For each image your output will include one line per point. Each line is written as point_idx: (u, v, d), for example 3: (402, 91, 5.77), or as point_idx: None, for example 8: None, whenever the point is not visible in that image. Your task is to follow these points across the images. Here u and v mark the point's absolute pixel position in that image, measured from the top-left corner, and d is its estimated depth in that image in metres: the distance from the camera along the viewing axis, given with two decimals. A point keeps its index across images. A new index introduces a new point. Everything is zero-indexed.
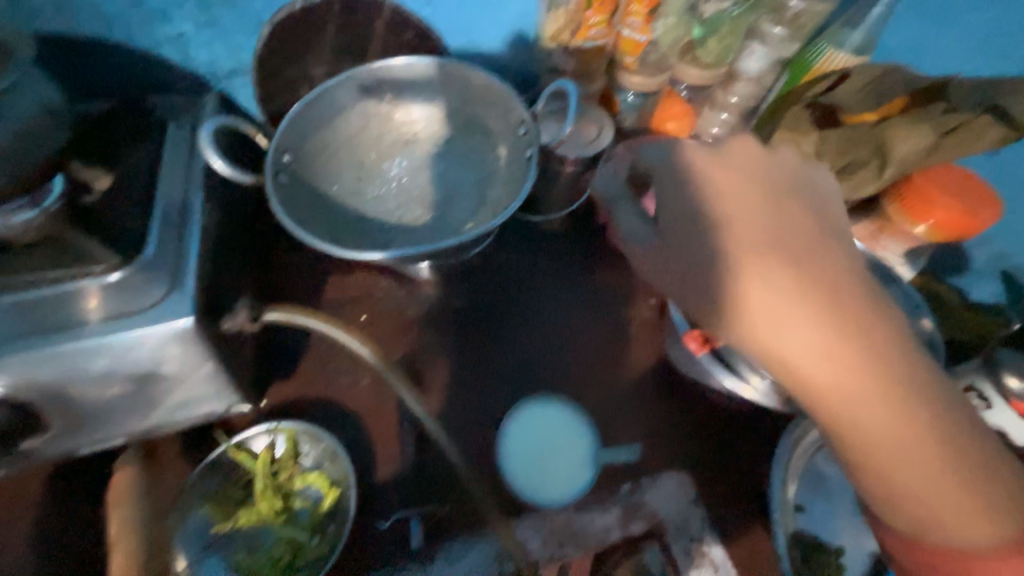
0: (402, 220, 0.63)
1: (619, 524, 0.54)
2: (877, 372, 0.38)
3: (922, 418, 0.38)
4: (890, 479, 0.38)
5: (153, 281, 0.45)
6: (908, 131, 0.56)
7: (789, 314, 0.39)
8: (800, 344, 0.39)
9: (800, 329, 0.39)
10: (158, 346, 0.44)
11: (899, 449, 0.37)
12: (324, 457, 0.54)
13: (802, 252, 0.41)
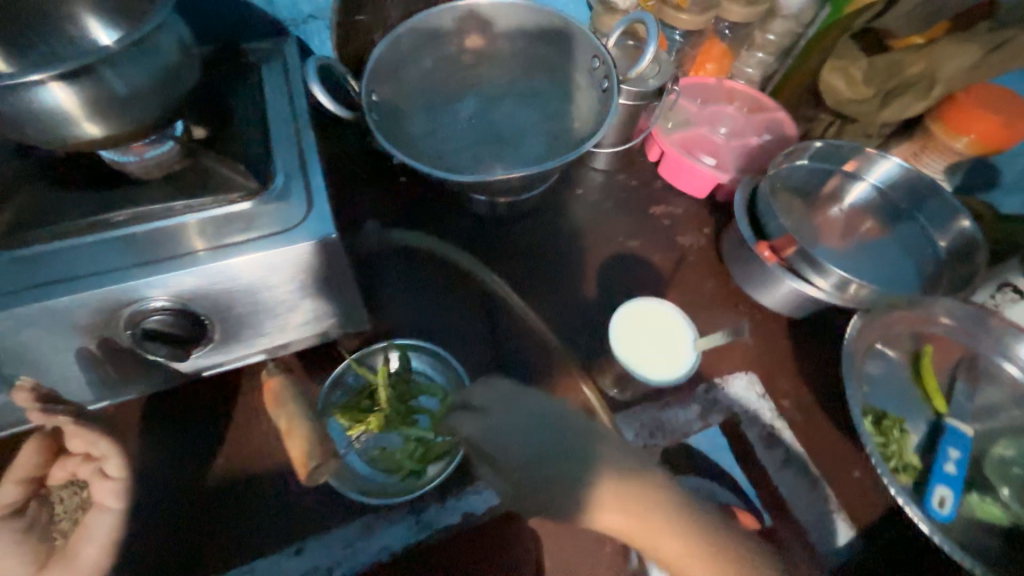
0: (481, 155, 0.68)
1: (699, 417, 0.62)
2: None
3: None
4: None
5: (290, 207, 0.49)
6: (954, 48, 0.61)
7: (627, 526, 0.43)
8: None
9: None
10: (301, 264, 0.48)
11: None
12: (436, 371, 0.60)
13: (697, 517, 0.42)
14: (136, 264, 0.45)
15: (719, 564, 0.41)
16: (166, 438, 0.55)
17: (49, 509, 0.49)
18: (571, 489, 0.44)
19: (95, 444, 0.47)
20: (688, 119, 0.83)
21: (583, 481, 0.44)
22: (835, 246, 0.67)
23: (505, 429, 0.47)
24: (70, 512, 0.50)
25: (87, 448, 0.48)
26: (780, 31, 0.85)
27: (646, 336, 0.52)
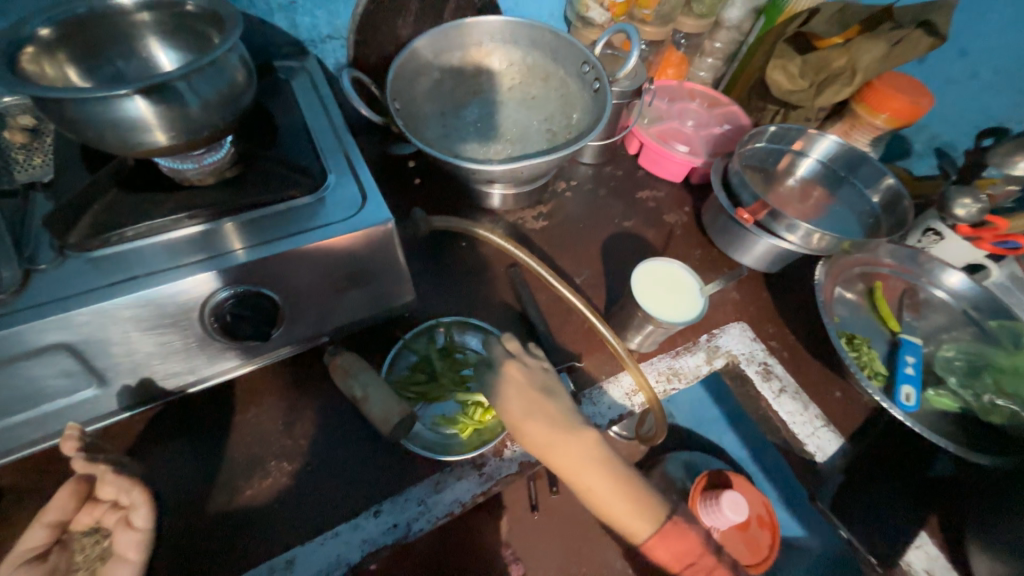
0: (489, 153, 0.76)
1: (705, 361, 0.72)
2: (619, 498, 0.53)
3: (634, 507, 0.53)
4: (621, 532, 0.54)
5: (343, 202, 0.55)
6: (867, 45, 0.76)
7: (561, 456, 0.54)
8: (623, 517, 0.53)
9: (619, 505, 0.53)
10: (356, 250, 0.54)
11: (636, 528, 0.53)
12: (478, 341, 0.68)
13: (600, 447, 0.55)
14: (192, 262, 0.49)
15: (620, 495, 0.53)
16: (186, 457, 0.55)
17: (70, 555, 0.47)
18: (539, 432, 0.54)
19: (127, 494, 0.47)
20: (659, 116, 0.97)
21: (548, 424, 0.55)
22: (795, 210, 0.80)
23: (501, 389, 0.57)
24: (90, 562, 0.47)
25: (118, 496, 0.47)
26: (724, 40, 1.02)
27: (658, 287, 0.61)
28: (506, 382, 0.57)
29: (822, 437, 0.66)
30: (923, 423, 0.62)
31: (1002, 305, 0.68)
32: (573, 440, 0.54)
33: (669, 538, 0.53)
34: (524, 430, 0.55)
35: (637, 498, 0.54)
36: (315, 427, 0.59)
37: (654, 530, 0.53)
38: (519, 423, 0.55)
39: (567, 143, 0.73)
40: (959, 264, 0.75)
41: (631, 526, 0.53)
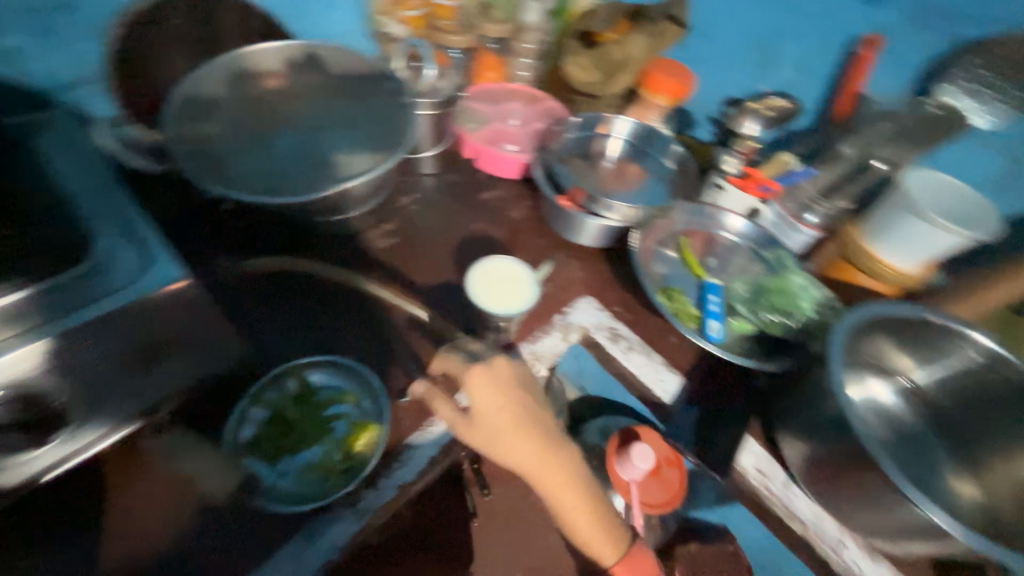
0: (307, 180, 0.75)
1: (561, 338, 0.78)
2: (597, 512, 0.60)
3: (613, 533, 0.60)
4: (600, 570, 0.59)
5: (124, 263, 0.48)
6: (633, 39, 0.89)
7: (546, 477, 0.59)
8: (593, 542, 0.60)
9: (593, 536, 0.59)
10: (154, 314, 0.48)
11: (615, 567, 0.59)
12: (337, 378, 0.65)
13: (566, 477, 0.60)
14: None
15: (597, 530, 0.59)
16: None
17: None
18: (532, 448, 0.59)
19: None
20: (485, 119, 1.01)
21: (536, 453, 0.59)
22: (612, 189, 0.91)
23: (475, 384, 0.60)
24: None
25: None
26: (532, 42, 1.05)
27: (492, 285, 0.64)
28: (503, 369, 0.61)
29: (666, 379, 0.76)
30: (730, 348, 0.74)
31: (769, 238, 0.85)
32: (558, 470, 0.59)
33: (634, 562, 0.60)
34: (516, 443, 0.59)
35: (607, 534, 0.60)
36: (175, 496, 0.56)
37: (620, 554, 0.60)
38: (502, 444, 0.58)
39: (383, 161, 0.73)
40: (744, 215, 0.88)
41: (598, 549, 0.60)
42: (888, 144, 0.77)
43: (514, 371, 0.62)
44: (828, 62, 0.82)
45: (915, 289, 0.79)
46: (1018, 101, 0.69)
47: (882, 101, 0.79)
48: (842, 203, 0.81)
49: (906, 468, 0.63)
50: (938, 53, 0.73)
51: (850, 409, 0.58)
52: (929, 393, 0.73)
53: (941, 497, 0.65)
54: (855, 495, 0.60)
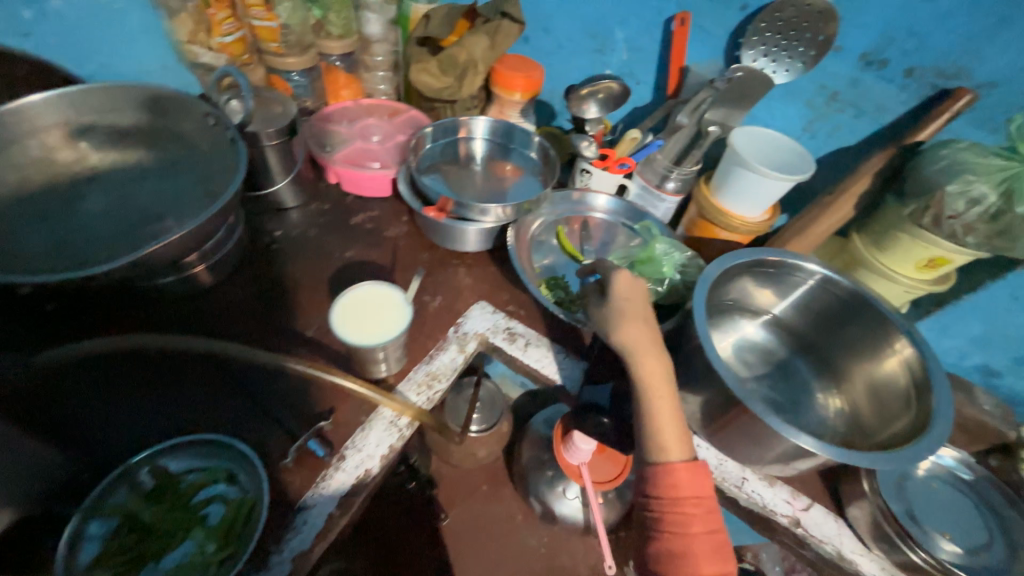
0: (131, 240, 0.67)
1: (459, 350, 0.75)
2: (675, 421, 0.60)
3: (685, 449, 0.59)
4: (676, 505, 0.57)
5: None
6: (473, 39, 0.88)
7: (647, 373, 0.60)
8: (662, 435, 0.59)
9: (666, 427, 0.59)
10: None
11: (685, 482, 0.57)
12: (204, 457, 0.57)
13: (661, 366, 0.61)
14: None
15: (673, 420, 0.60)
16: None
17: None
18: (637, 339, 0.61)
19: None
20: (344, 139, 0.96)
21: (651, 338, 0.63)
22: (484, 190, 0.90)
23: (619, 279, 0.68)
24: None
25: None
26: (382, 53, 1.03)
27: (360, 314, 0.61)
28: (630, 279, 0.68)
29: (566, 366, 0.77)
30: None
31: (632, 209, 0.91)
32: (655, 361, 0.61)
33: (694, 470, 0.58)
34: (627, 334, 0.62)
35: (679, 427, 0.60)
36: None
37: (683, 457, 0.59)
38: (625, 333, 0.62)
39: (211, 202, 0.69)
40: (613, 192, 0.93)
41: (667, 445, 0.59)
42: (717, 107, 0.82)
43: (642, 283, 0.69)
44: (654, 42, 0.87)
45: (761, 233, 0.86)
46: (808, 57, 0.76)
47: (702, 72, 0.85)
48: (693, 167, 0.86)
49: (779, 390, 0.76)
50: (738, 23, 0.79)
51: (716, 357, 0.63)
52: (788, 324, 0.82)
53: (810, 414, 0.73)
54: (739, 434, 0.64)
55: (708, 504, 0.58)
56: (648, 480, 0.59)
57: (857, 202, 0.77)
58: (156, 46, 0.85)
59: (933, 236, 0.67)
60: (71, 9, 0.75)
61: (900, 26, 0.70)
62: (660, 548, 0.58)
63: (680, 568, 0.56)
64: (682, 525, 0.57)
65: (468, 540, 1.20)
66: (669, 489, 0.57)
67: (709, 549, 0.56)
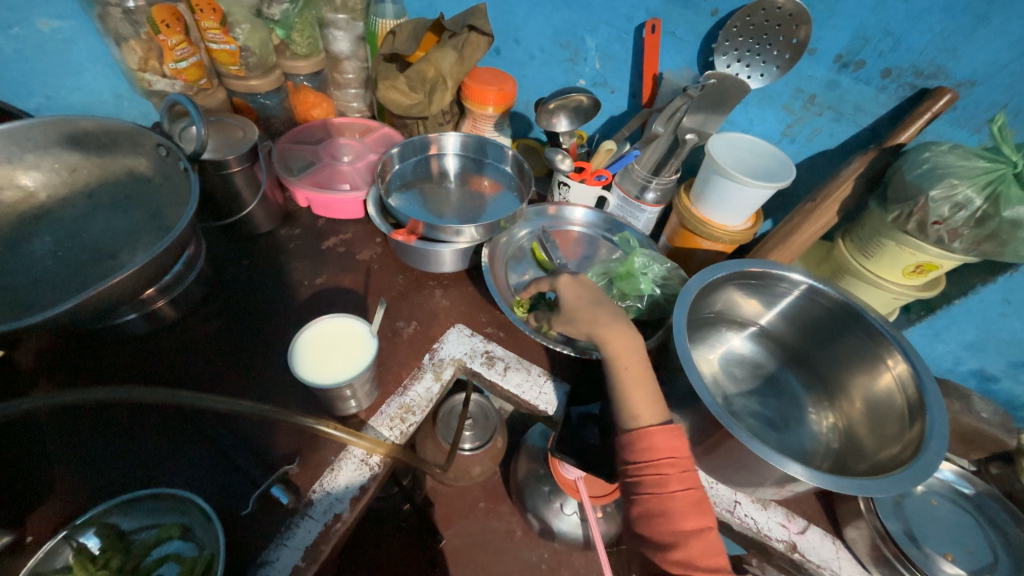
0: (83, 282, 0.64)
1: (435, 378, 0.72)
2: (644, 387, 0.59)
3: (659, 411, 0.58)
4: (655, 468, 0.55)
5: None
6: (441, 53, 0.85)
7: (615, 349, 0.61)
8: (631, 402, 0.58)
9: (634, 394, 0.58)
10: None
11: (661, 439, 0.55)
12: (153, 515, 0.54)
13: (622, 344, 0.61)
14: None
15: (646, 389, 0.59)
16: None
17: None
18: (610, 330, 0.62)
19: None
20: (312, 161, 0.92)
21: (615, 319, 0.63)
22: (460, 207, 0.87)
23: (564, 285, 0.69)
24: None
25: None
26: (352, 70, 1.01)
27: (326, 351, 0.59)
28: (572, 281, 0.69)
29: (546, 390, 0.73)
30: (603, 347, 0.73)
31: (614, 220, 0.89)
32: (625, 337, 0.61)
33: (669, 432, 0.56)
34: (599, 330, 0.62)
35: (650, 392, 0.59)
36: None
37: (656, 420, 0.57)
38: (596, 327, 0.62)
39: (165, 235, 0.67)
40: (591, 204, 0.91)
41: (637, 410, 0.58)
42: (694, 114, 0.81)
43: (587, 283, 0.69)
44: (627, 50, 0.85)
45: (744, 241, 0.83)
46: (783, 60, 0.74)
47: (675, 80, 0.82)
48: (672, 176, 0.83)
49: (766, 406, 0.73)
50: (709, 29, 0.77)
51: (697, 381, 0.59)
52: (776, 335, 0.79)
53: (802, 429, 0.71)
54: (729, 460, 0.60)
55: (687, 468, 0.55)
56: (625, 447, 0.57)
57: (840, 207, 0.74)
58: (108, 78, 0.88)
59: (919, 242, 0.64)
60: (11, 38, 0.77)
61: (873, 26, 0.68)
62: (640, 510, 0.55)
63: (660, 527, 0.53)
64: (659, 486, 0.54)
65: (467, 561, 1.14)
66: (647, 455, 0.55)
67: (688, 506, 0.53)
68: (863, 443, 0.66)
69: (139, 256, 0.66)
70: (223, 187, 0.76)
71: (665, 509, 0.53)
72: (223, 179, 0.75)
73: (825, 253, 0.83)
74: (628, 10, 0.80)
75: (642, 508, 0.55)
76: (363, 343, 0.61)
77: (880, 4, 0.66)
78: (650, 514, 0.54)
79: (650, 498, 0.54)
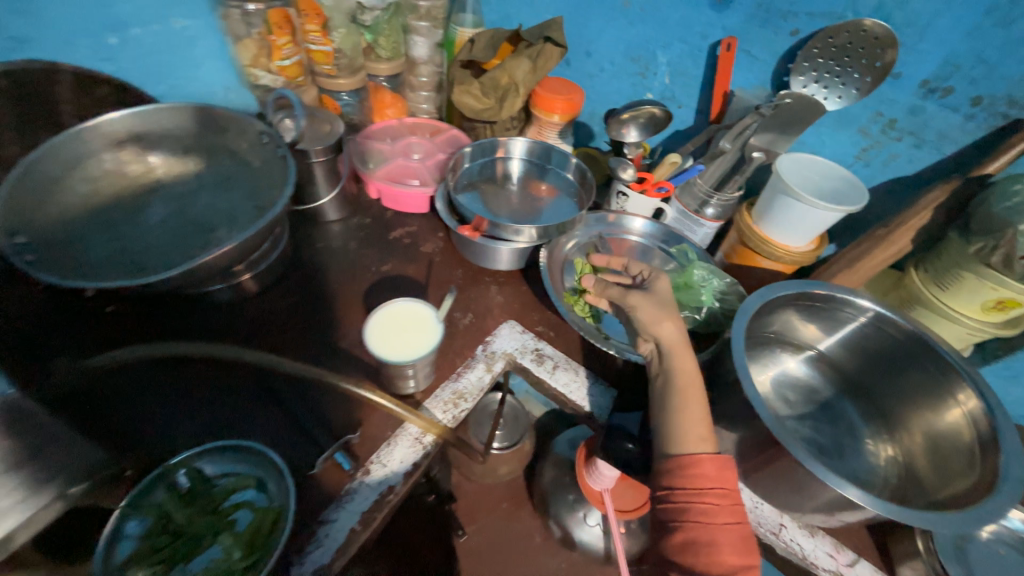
0: (183, 251, 0.71)
1: (487, 370, 0.75)
2: (704, 411, 0.59)
3: (713, 442, 0.57)
4: (704, 496, 0.53)
5: None
6: (516, 62, 0.90)
7: (680, 368, 0.62)
8: (689, 424, 0.58)
9: (693, 417, 0.58)
10: None
11: (714, 467, 0.55)
12: (233, 463, 0.60)
13: (689, 362, 0.63)
14: None
15: (702, 411, 0.59)
16: None
17: None
18: (677, 337, 0.64)
19: None
20: (388, 157, 0.98)
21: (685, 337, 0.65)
22: (522, 209, 0.90)
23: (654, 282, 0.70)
24: None
25: None
26: (427, 74, 1.07)
27: (394, 331, 0.63)
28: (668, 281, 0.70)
29: (593, 392, 0.75)
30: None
31: (674, 233, 0.89)
32: (691, 359, 0.63)
33: (721, 461, 0.56)
34: (667, 332, 0.64)
35: (706, 420, 0.59)
36: None
37: (708, 448, 0.57)
38: (666, 327, 0.64)
39: (260, 216, 0.74)
40: (649, 215, 0.92)
41: (694, 436, 0.57)
42: (762, 132, 0.81)
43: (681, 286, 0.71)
44: (698, 67, 0.86)
45: (806, 263, 0.82)
46: (863, 83, 0.73)
47: (747, 98, 0.83)
48: (734, 193, 0.83)
49: (820, 431, 0.71)
50: (788, 48, 0.77)
51: (754, 395, 0.59)
52: (834, 361, 0.77)
53: (857, 459, 0.68)
54: (780, 479, 0.59)
55: (737, 501, 0.55)
56: (670, 471, 0.56)
57: (915, 236, 0.72)
58: (221, 72, 0.94)
59: (1003, 277, 0.62)
60: (149, 33, 0.83)
61: (966, 54, 0.66)
62: (681, 538, 0.53)
63: (705, 559, 0.51)
64: (706, 514, 0.53)
65: (486, 560, 1.15)
66: (695, 482, 0.54)
67: (734, 540, 0.52)
68: (925, 480, 0.64)
69: (235, 232, 0.73)
70: (308, 174, 0.83)
71: (708, 539, 0.52)
72: (310, 167, 0.81)
73: (894, 282, 0.80)
74: (703, 30, 0.82)
75: (681, 535, 0.53)
76: (432, 325, 0.65)
77: (974, 30, 0.65)
78: (687, 544, 0.53)
79: (692, 523, 0.53)
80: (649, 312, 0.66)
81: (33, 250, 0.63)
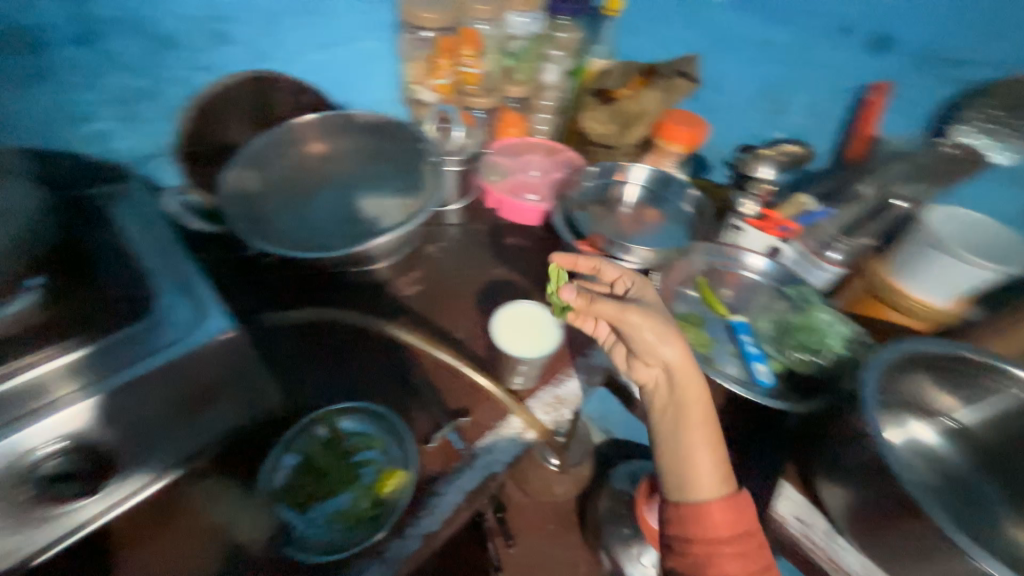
0: (347, 236, 0.83)
1: (586, 381, 0.77)
2: (716, 448, 0.55)
3: (727, 482, 0.54)
4: (719, 548, 0.52)
5: (160, 326, 0.51)
6: (648, 94, 0.94)
7: (688, 396, 0.56)
8: (697, 464, 0.54)
9: (701, 456, 0.55)
10: (184, 367, 0.51)
11: (724, 517, 0.53)
12: (363, 423, 0.66)
13: (698, 390, 0.56)
14: None
15: (711, 447, 0.55)
16: None
17: None
18: (680, 360, 0.56)
19: None
20: (508, 169, 1.05)
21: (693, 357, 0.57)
22: (638, 232, 0.93)
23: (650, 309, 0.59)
24: None
25: None
26: (551, 98, 1.09)
27: (517, 330, 0.69)
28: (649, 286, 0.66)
29: None
30: (779, 395, 0.72)
31: (794, 275, 0.86)
32: (698, 381, 0.56)
33: (732, 506, 0.53)
34: (667, 353, 0.56)
35: (719, 457, 0.55)
36: (185, 556, 0.54)
37: (719, 493, 0.54)
38: (669, 349, 0.55)
39: (409, 210, 0.85)
40: (767, 254, 0.89)
41: (700, 478, 0.54)
42: (913, 182, 0.82)
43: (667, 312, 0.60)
44: (840, 107, 0.89)
45: (945, 321, 0.77)
46: None
47: (902, 142, 0.85)
48: (865, 240, 0.83)
49: (956, 508, 0.64)
50: (951, 93, 0.81)
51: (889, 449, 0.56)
52: (975, 434, 0.70)
53: (996, 543, 0.62)
54: (912, 546, 0.55)
55: (756, 546, 0.53)
56: (680, 520, 0.54)
57: None
58: (386, 87, 0.96)
59: None
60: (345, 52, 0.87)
61: None
62: None
63: None
64: (712, 567, 0.51)
65: None
66: (704, 531, 0.52)
67: None
68: None
69: (389, 222, 0.84)
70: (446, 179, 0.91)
71: None
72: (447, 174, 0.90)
73: None
74: (859, 71, 0.85)
75: None
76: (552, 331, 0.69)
77: None
78: None
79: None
80: (635, 328, 0.56)
81: (242, 223, 0.75)
